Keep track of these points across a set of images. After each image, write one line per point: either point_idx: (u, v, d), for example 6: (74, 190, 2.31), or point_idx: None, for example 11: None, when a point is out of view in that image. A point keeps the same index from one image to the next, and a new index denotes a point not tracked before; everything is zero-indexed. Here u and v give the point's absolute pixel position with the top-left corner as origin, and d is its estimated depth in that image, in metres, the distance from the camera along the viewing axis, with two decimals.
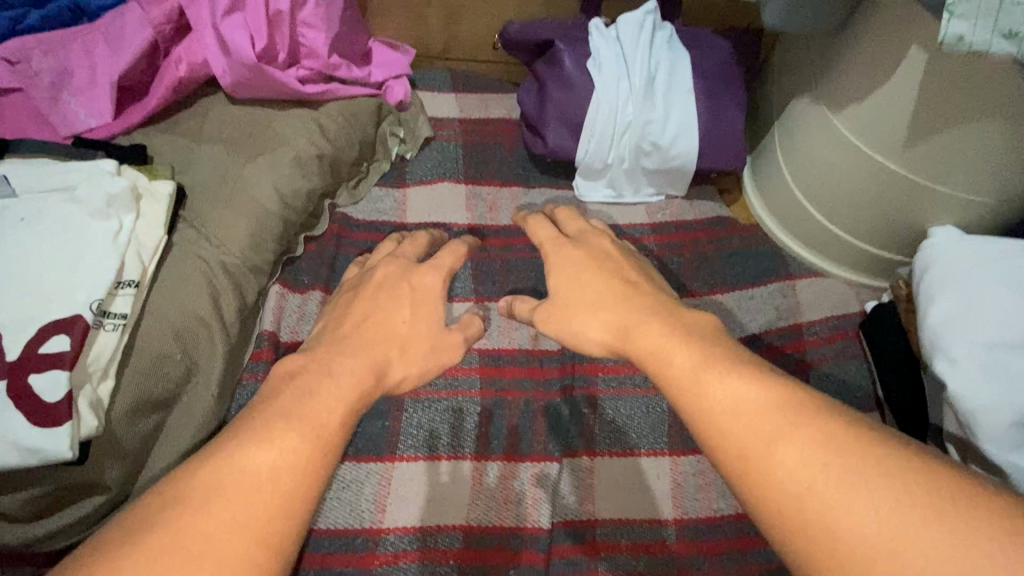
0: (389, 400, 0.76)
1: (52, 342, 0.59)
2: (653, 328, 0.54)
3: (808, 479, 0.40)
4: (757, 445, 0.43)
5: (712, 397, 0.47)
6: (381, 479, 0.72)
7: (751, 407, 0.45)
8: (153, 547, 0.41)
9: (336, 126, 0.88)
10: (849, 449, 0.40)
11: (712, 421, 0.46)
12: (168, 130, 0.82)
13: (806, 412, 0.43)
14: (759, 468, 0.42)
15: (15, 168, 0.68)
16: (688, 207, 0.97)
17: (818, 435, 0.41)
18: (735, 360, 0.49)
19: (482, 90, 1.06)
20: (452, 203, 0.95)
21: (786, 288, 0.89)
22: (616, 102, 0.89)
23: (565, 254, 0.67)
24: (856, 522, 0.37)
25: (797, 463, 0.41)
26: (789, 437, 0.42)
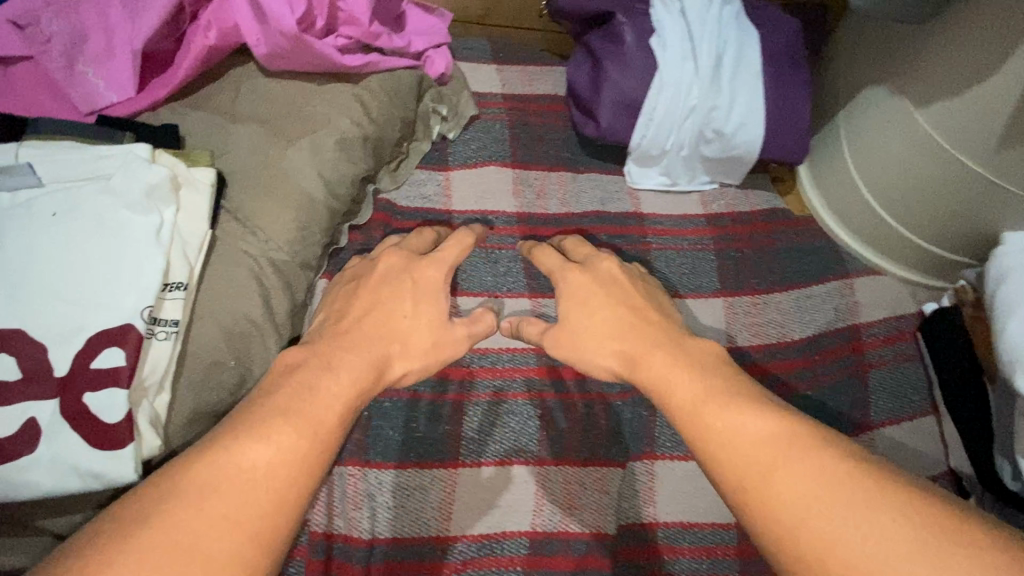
0: (448, 403, 0.73)
1: (103, 357, 0.54)
2: (656, 358, 0.63)
3: (803, 511, 0.47)
4: (757, 475, 0.50)
5: (712, 427, 0.55)
6: (445, 486, 0.69)
7: (749, 439, 0.52)
8: (151, 547, 0.42)
9: (378, 103, 0.81)
10: (837, 484, 0.47)
11: (716, 442, 0.54)
12: (198, 106, 0.74)
13: (803, 447, 0.50)
14: (759, 492, 0.49)
15: (37, 156, 0.60)
16: (742, 198, 0.93)
17: (814, 470, 0.48)
18: (732, 396, 0.56)
19: (525, 62, 0.98)
20: (499, 189, 0.90)
21: (845, 287, 0.85)
22: (680, 84, 0.83)
23: (574, 285, 0.72)
24: (850, 550, 0.44)
25: (793, 491, 0.48)
26: (787, 469, 0.49)
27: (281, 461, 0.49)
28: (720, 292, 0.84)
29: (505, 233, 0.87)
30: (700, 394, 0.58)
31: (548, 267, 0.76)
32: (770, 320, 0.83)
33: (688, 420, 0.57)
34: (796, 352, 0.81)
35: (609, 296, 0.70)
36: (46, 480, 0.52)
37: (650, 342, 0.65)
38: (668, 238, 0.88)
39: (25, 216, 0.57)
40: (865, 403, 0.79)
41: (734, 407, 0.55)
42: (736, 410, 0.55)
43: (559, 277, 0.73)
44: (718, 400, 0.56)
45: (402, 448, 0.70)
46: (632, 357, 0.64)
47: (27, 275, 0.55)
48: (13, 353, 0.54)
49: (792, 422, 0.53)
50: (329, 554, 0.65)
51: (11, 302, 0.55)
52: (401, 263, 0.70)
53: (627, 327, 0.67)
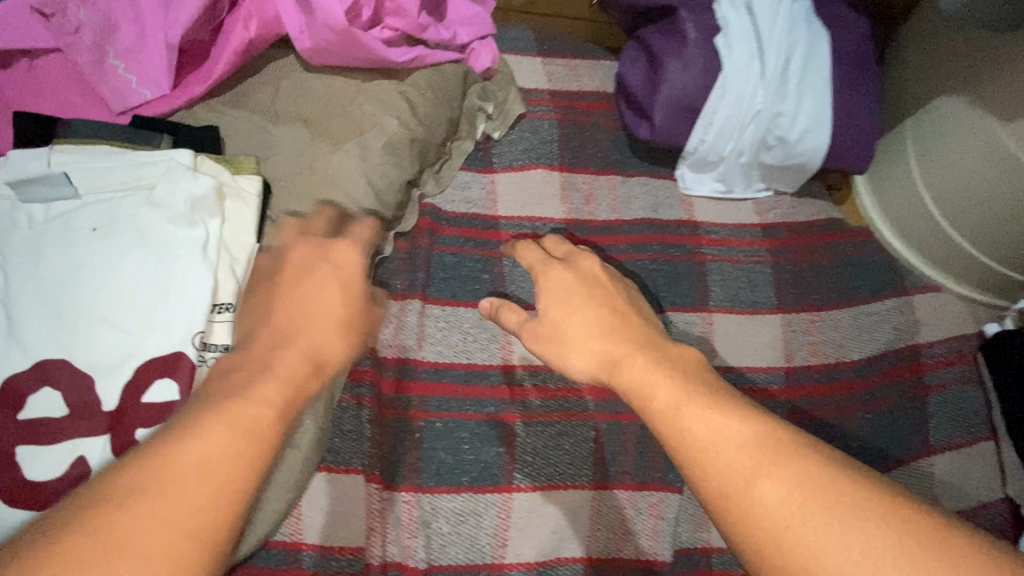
0: (500, 424, 0.70)
1: (155, 389, 0.51)
2: (636, 363, 0.54)
3: (786, 518, 0.40)
4: (737, 481, 0.43)
5: (691, 433, 0.46)
6: (500, 511, 0.67)
7: (730, 443, 0.44)
8: (81, 556, 0.32)
9: (424, 101, 0.76)
10: (822, 486, 0.41)
11: (692, 445, 0.46)
12: (237, 104, 0.68)
13: (786, 450, 0.43)
14: (739, 500, 0.42)
15: (72, 164, 0.56)
16: (798, 207, 0.89)
17: (797, 473, 0.42)
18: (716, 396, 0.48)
19: (571, 55, 0.93)
20: (546, 194, 0.85)
21: (905, 304, 0.82)
22: (745, 88, 0.79)
23: (552, 284, 0.65)
24: (830, 560, 0.38)
25: (776, 497, 0.41)
26: (769, 474, 0.42)
27: (243, 450, 0.39)
28: (778, 308, 0.81)
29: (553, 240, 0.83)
30: (677, 391, 0.50)
31: (530, 263, 0.70)
32: (829, 338, 0.80)
33: (663, 419, 0.49)
34: (855, 373, 0.78)
35: (596, 297, 0.63)
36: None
37: (632, 339, 0.57)
38: (723, 250, 0.85)
39: (61, 232, 0.53)
40: (925, 427, 0.76)
41: (713, 405, 0.47)
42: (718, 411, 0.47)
43: (540, 273, 0.68)
44: (692, 398, 0.48)
45: (455, 471, 0.67)
46: (614, 361, 0.56)
47: (67, 297, 0.51)
48: (58, 386, 0.50)
49: (771, 421, 0.46)
50: None
51: (54, 328, 0.51)
52: (309, 252, 0.53)
53: (618, 325, 0.59)
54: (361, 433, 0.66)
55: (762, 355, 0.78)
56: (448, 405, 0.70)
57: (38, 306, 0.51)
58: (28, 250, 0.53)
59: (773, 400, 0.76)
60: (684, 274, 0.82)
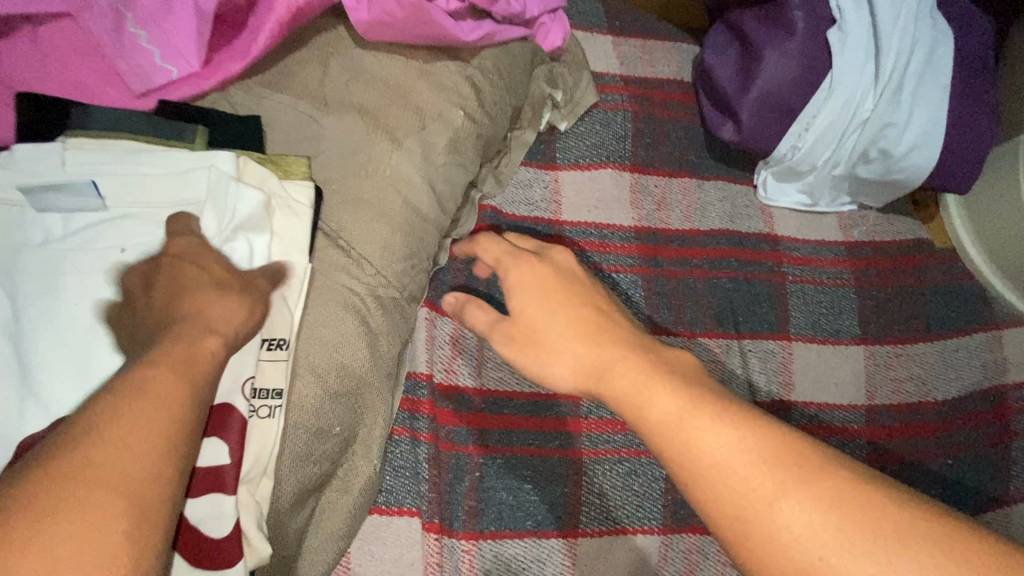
0: (565, 460, 0.64)
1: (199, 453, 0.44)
2: (630, 364, 0.44)
3: (819, 549, 0.32)
4: (757, 502, 0.34)
5: (702, 448, 0.37)
6: (565, 558, 0.61)
7: (746, 459, 0.36)
8: None
9: (491, 87, 0.66)
10: (855, 511, 0.33)
11: (702, 469, 0.36)
12: (279, 86, 0.57)
13: (808, 463, 0.35)
14: (760, 529, 0.34)
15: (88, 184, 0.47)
16: (885, 224, 0.81)
17: (825, 490, 0.33)
18: (725, 407, 0.38)
19: (644, 35, 0.82)
20: (616, 197, 0.76)
21: (994, 340, 0.76)
22: (855, 92, 0.70)
23: (530, 288, 0.52)
24: None
25: (805, 523, 0.33)
26: (794, 495, 0.34)
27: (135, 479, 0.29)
28: (860, 338, 0.75)
29: (623, 252, 0.74)
30: (677, 398, 0.40)
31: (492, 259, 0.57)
32: (913, 374, 0.74)
33: (665, 430, 0.39)
34: (938, 414, 0.73)
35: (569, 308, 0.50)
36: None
37: (615, 343, 0.47)
38: (806, 269, 0.77)
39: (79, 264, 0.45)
40: (1008, 475, 0.72)
41: (724, 417, 0.38)
42: (726, 424, 0.37)
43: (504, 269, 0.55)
44: (701, 409, 0.38)
45: (516, 514, 0.61)
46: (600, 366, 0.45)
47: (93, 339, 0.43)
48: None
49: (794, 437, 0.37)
50: None
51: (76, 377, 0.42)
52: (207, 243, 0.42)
53: (607, 335, 0.47)
54: (416, 470, 0.59)
55: (844, 390, 0.73)
56: (509, 440, 0.63)
57: (57, 347, 0.43)
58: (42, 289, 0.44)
59: (851, 440, 0.71)
60: (763, 296, 0.75)
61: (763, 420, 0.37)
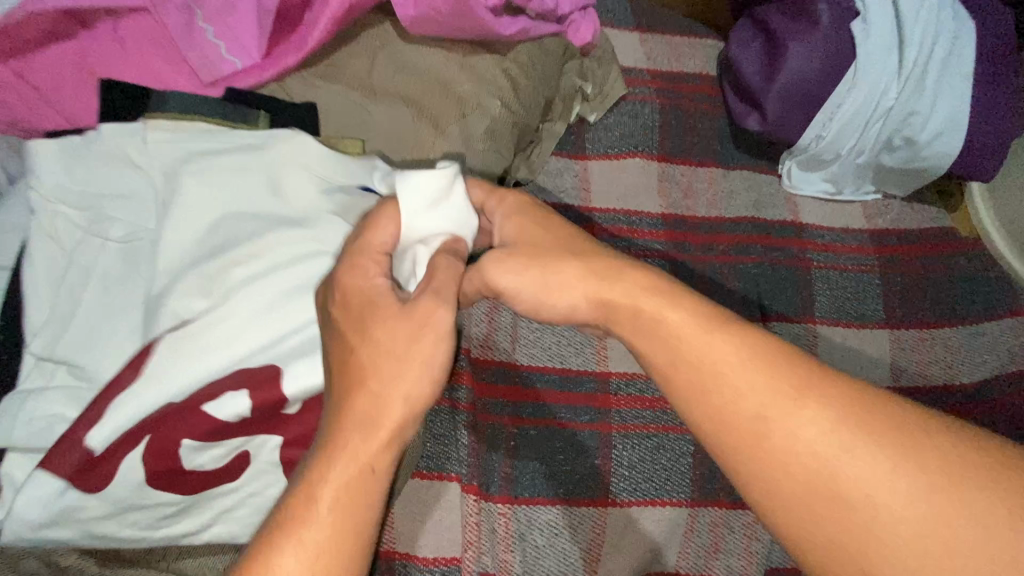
0: (595, 434, 0.67)
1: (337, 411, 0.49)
2: (638, 296, 0.44)
3: (831, 454, 0.36)
4: (772, 417, 0.38)
5: (720, 370, 0.40)
6: (594, 526, 0.64)
7: (761, 377, 0.39)
8: None
9: (526, 79, 0.70)
10: (864, 419, 0.37)
11: (728, 394, 0.40)
12: (331, 77, 0.62)
13: (821, 383, 0.39)
14: (777, 440, 0.38)
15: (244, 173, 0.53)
16: (909, 212, 0.83)
17: (836, 404, 0.38)
18: (741, 335, 0.41)
19: (671, 32, 0.86)
20: (643, 185, 0.79)
21: (1019, 325, 0.77)
22: (878, 81, 0.72)
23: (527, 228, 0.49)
24: (877, 492, 0.35)
25: (819, 433, 0.37)
26: (809, 410, 0.38)
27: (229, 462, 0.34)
28: (886, 323, 0.76)
29: (650, 237, 0.77)
30: (696, 323, 0.42)
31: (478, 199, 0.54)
32: (938, 357, 0.75)
33: (688, 363, 0.42)
34: (964, 396, 0.74)
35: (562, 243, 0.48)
36: (133, 531, 0.48)
37: (604, 266, 0.46)
38: (829, 255, 0.79)
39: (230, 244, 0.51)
40: None
41: (747, 341, 0.41)
42: (748, 348, 0.41)
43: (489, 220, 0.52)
44: (715, 334, 0.41)
45: (550, 482, 0.64)
46: (605, 295, 0.45)
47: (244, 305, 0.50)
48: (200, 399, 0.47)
49: (808, 364, 0.40)
50: None
51: (228, 344, 0.48)
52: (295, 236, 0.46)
53: (616, 267, 0.45)
54: (454, 438, 0.62)
55: (869, 372, 0.74)
56: (542, 412, 0.66)
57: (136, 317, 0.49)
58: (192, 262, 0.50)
59: None
60: (787, 281, 0.77)
61: (778, 344, 0.41)
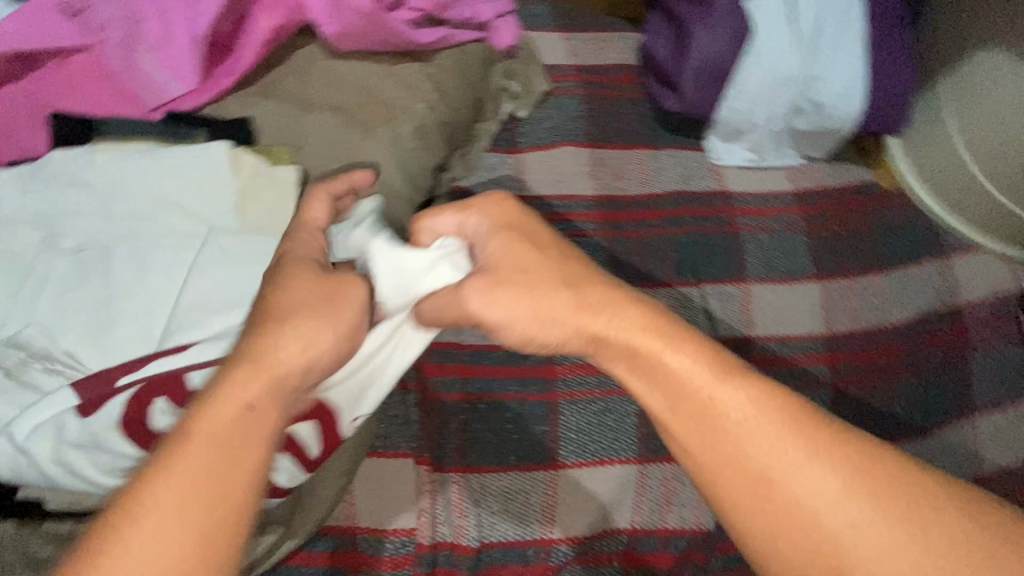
0: (543, 403, 0.71)
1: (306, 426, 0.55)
2: (646, 334, 0.47)
3: (828, 505, 0.40)
4: (780, 467, 0.42)
5: (726, 413, 0.44)
6: (546, 488, 0.67)
7: (768, 428, 0.43)
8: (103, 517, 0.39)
9: (450, 82, 0.75)
10: (862, 476, 0.41)
11: (732, 438, 0.43)
12: (267, 94, 0.68)
13: (825, 438, 0.42)
14: (780, 490, 0.41)
15: (248, 184, 0.60)
16: (831, 173, 0.87)
17: (837, 460, 0.41)
18: (752, 385, 0.45)
19: (591, 30, 0.92)
20: (576, 171, 0.84)
21: (944, 267, 0.82)
22: (777, 51, 0.78)
23: (513, 253, 0.51)
24: (864, 545, 0.39)
25: (819, 485, 0.41)
26: (812, 464, 0.41)
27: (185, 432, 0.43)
28: (815, 276, 0.80)
29: (585, 219, 0.82)
30: (705, 368, 0.45)
31: (454, 227, 0.56)
32: (868, 304, 0.79)
33: (694, 403, 0.44)
34: (897, 337, 0.78)
35: (553, 273, 0.50)
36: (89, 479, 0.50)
37: (597, 298, 0.49)
38: (757, 219, 0.83)
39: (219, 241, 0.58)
40: (967, 387, 0.77)
41: (755, 386, 0.44)
42: (755, 393, 0.44)
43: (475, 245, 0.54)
44: (724, 381, 0.45)
45: (501, 451, 0.67)
46: (601, 333, 0.48)
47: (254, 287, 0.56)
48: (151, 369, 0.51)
49: (814, 419, 0.44)
50: (434, 566, 0.62)
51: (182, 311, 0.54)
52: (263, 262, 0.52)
53: None
54: (408, 417, 0.67)
55: (803, 323, 0.78)
56: (490, 387, 0.70)
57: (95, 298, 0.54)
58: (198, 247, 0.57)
59: (817, 368, 0.76)
60: (718, 246, 0.81)
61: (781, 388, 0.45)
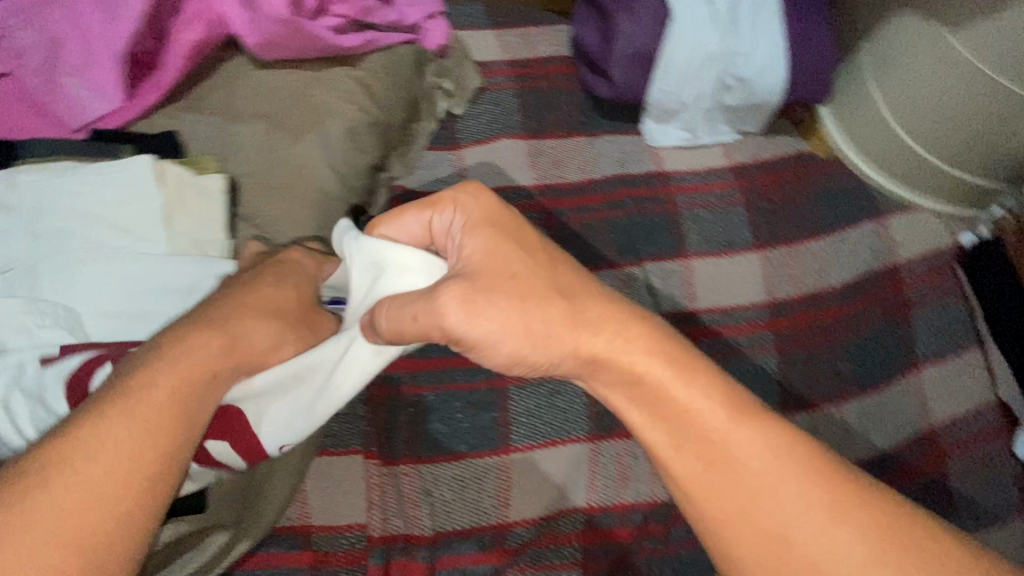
0: (492, 390, 0.71)
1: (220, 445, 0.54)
2: (660, 372, 0.46)
3: (833, 562, 0.42)
4: (791, 522, 0.44)
5: (744, 465, 0.45)
6: (500, 474, 0.68)
7: (782, 483, 0.44)
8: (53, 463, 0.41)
9: (380, 83, 0.76)
10: (870, 532, 0.43)
11: (745, 488, 0.45)
12: (194, 108, 0.69)
13: (837, 493, 0.44)
14: (787, 544, 0.43)
15: (174, 195, 0.61)
16: (766, 145, 0.89)
17: (846, 519, 0.43)
18: (772, 436, 0.45)
19: (524, 24, 0.93)
20: (515, 163, 0.85)
21: (880, 227, 0.84)
22: (698, 31, 0.79)
23: (497, 255, 0.47)
24: None
25: (827, 546, 0.43)
26: (822, 522, 0.43)
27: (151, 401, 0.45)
28: (754, 246, 0.82)
29: (527, 208, 0.83)
30: (719, 408, 0.46)
31: (422, 228, 0.51)
32: (807, 269, 0.81)
33: (706, 447, 0.45)
34: (838, 300, 0.80)
35: (539, 283, 0.46)
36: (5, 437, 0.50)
37: (596, 313, 0.46)
38: (695, 196, 0.85)
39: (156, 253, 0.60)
40: (909, 343, 0.79)
41: (762, 425, 0.46)
42: (760, 435, 0.45)
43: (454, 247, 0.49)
44: (745, 430, 0.45)
45: (452, 440, 0.68)
46: (596, 356, 0.46)
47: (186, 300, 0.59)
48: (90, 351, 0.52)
49: (828, 471, 0.45)
50: (389, 559, 0.62)
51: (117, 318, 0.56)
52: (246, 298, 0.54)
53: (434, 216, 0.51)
54: (357, 415, 0.67)
55: (745, 292, 0.80)
56: (437, 379, 0.71)
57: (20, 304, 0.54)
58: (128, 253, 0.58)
59: (758, 334, 0.78)
60: (659, 225, 0.83)
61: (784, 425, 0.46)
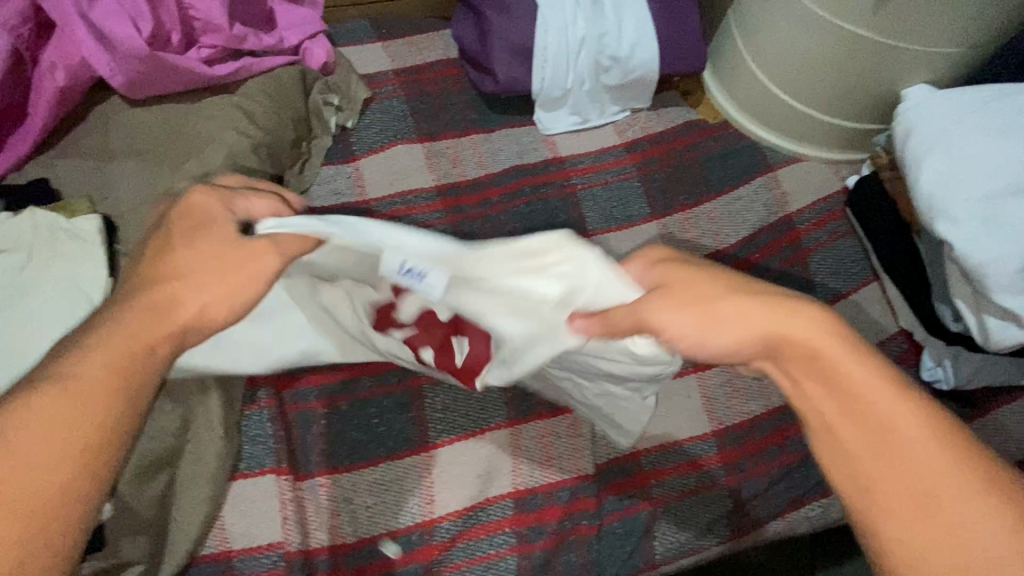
0: (406, 391, 0.71)
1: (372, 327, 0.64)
2: (830, 341, 0.41)
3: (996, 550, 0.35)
4: (952, 492, 0.37)
5: (905, 426, 0.39)
6: (421, 471, 0.68)
7: (941, 449, 0.38)
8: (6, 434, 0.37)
9: (260, 106, 0.77)
10: None
11: (904, 453, 0.38)
12: (70, 154, 0.71)
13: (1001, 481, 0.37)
14: (944, 513, 0.37)
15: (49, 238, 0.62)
16: (656, 118, 0.92)
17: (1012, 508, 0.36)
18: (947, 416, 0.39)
19: (409, 33, 0.95)
20: (413, 167, 0.86)
21: (770, 180, 0.87)
22: (564, 18, 0.82)
23: (682, 275, 0.45)
24: None
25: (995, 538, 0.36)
26: (986, 506, 0.36)
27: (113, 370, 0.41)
28: (652, 216, 0.84)
29: (428, 210, 0.84)
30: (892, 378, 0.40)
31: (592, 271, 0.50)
32: (705, 231, 0.83)
33: (866, 416, 0.39)
34: (740, 254, 0.82)
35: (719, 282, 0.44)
36: None
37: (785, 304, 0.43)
38: (591, 176, 0.87)
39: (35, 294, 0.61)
40: (810, 287, 0.81)
41: (929, 402, 0.39)
42: (933, 417, 0.39)
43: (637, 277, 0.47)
44: (913, 401, 0.39)
45: (371, 446, 0.69)
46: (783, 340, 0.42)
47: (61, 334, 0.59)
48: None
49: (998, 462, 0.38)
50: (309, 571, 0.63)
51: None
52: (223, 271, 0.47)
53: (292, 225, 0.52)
54: (268, 433, 0.67)
55: None
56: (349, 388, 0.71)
57: None
58: (15, 288, 0.61)
59: None
60: (559, 208, 0.85)
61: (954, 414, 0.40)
